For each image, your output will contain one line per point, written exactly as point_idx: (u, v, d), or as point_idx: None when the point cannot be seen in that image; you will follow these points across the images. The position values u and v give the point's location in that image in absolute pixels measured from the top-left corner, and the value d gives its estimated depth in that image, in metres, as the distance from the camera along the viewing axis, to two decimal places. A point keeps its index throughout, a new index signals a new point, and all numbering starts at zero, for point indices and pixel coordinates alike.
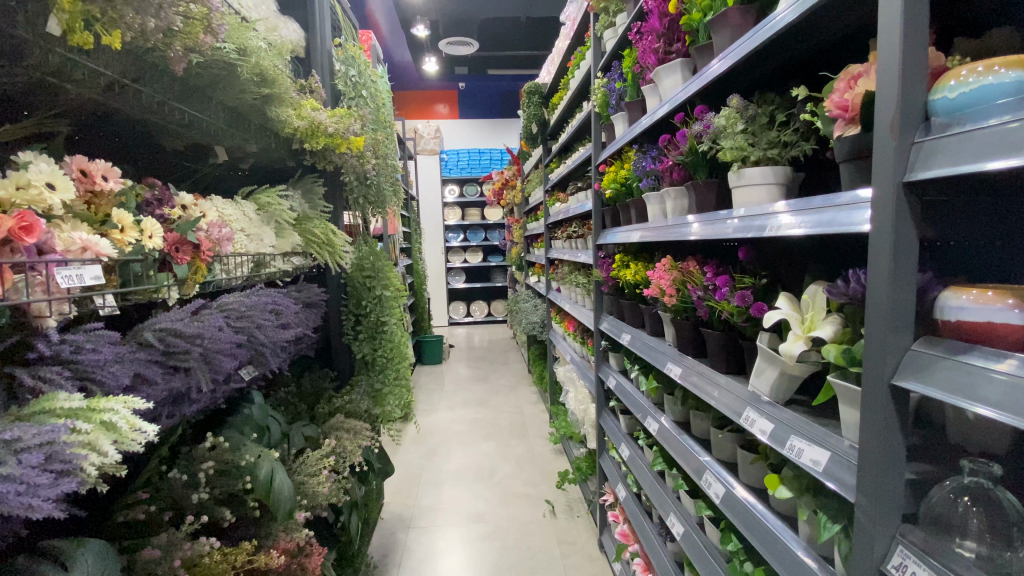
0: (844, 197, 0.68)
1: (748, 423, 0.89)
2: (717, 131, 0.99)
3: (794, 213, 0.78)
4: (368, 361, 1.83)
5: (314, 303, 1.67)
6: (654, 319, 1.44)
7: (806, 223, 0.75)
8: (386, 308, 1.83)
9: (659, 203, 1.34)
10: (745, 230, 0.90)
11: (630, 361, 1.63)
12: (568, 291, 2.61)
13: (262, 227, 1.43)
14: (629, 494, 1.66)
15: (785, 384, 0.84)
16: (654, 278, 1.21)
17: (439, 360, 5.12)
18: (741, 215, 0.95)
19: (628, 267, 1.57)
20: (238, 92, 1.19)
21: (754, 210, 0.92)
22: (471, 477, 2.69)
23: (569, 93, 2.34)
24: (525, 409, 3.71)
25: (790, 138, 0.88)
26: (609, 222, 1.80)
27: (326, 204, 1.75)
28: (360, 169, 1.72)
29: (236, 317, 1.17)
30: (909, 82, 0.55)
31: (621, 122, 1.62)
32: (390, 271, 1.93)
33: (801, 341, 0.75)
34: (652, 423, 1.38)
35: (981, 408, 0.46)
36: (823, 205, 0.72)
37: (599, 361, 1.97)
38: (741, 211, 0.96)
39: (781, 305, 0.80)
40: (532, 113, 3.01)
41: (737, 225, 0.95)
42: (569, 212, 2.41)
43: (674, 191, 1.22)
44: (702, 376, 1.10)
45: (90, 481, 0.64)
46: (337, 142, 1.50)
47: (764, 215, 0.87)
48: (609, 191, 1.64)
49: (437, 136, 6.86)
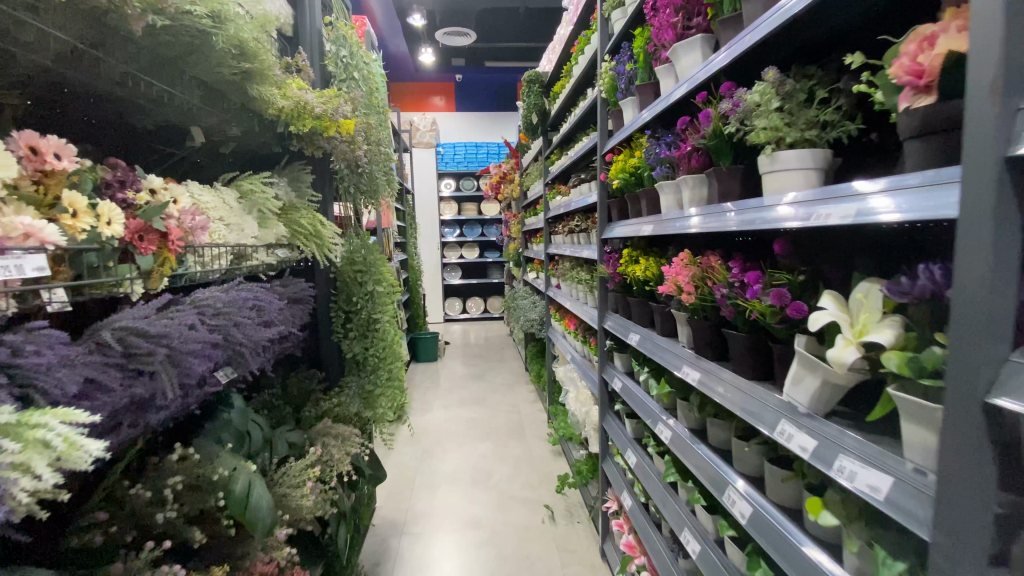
0: (852, 188, 0.68)
1: (781, 437, 0.80)
2: (746, 112, 0.89)
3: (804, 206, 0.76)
4: (359, 360, 1.72)
5: (301, 298, 1.57)
6: (666, 319, 1.35)
7: (817, 212, 0.73)
8: (378, 304, 1.72)
9: (673, 193, 1.23)
10: (743, 225, 0.91)
11: (638, 362, 1.53)
12: (569, 288, 2.51)
13: (243, 216, 1.32)
14: (635, 504, 1.56)
15: (828, 394, 0.74)
16: (669, 274, 1.11)
17: (434, 357, 5.02)
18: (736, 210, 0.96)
19: (636, 262, 1.47)
20: (214, 66, 1.07)
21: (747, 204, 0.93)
22: (466, 480, 2.60)
23: (572, 81, 2.24)
24: (522, 409, 3.61)
25: (832, 117, 0.80)
26: (614, 215, 1.70)
27: (313, 194, 1.64)
28: (351, 155, 1.60)
29: (211, 314, 1.07)
30: (1015, 35, 0.45)
31: (630, 107, 1.52)
32: (383, 265, 1.82)
33: (854, 346, 0.65)
34: (663, 430, 1.28)
35: (1005, 401, 0.45)
36: (833, 197, 0.71)
37: (604, 362, 1.86)
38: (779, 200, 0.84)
39: (827, 304, 0.70)
40: (532, 103, 2.90)
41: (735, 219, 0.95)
42: (570, 206, 2.31)
43: (691, 179, 1.11)
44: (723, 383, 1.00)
45: (20, 512, 0.54)
46: (325, 125, 1.38)
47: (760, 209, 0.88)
48: (616, 182, 1.53)
49: (432, 129, 6.74)
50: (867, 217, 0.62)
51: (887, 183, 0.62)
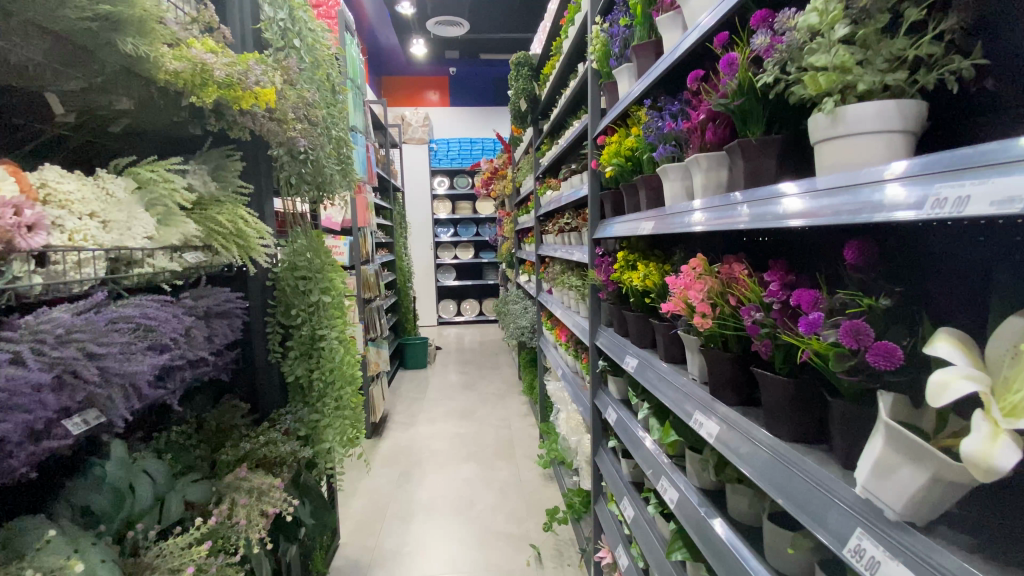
0: (855, 174, 0.53)
1: (856, 559, 0.50)
2: (793, 50, 0.60)
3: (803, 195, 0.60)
4: (302, 386, 1.43)
5: (224, 312, 1.28)
6: (670, 340, 1.06)
7: (816, 205, 0.57)
8: (325, 317, 1.43)
9: (682, 179, 0.93)
10: (750, 221, 0.69)
11: (636, 393, 1.23)
12: (560, 294, 2.21)
13: (134, 211, 1.04)
14: (630, 566, 1.26)
15: (935, 497, 0.46)
16: (677, 288, 0.81)
17: (422, 364, 4.72)
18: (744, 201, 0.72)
19: (634, 269, 1.18)
20: (52, 6, 0.79)
21: (760, 193, 0.69)
22: (444, 511, 2.30)
23: (562, 57, 1.94)
24: (513, 423, 3.31)
25: (933, 48, 0.53)
26: (607, 210, 1.40)
27: (242, 183, 1.33)
28: (286, 138, 1.31)
29: (51, 343, 0.79)
30: None
31: (626, 76, 1.22)
32: (334, 271, 1.53)
33: (1008, 434, 0.37)
34: (668, 490, 0.98)
35: None
36: (828, 186, 0.57)
37: (597, 385, 1.57)
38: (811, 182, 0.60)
39: (944, 351, 0.42)
40: (520, 88, 2.59)
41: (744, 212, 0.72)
42: (561, 201, 2.02)
43: (706, 158, 0.83)
44: (750, 441, 0.72)
45: None
46: (237, 96, 1.08)
47: (769, 199, 0.66)
48: (610, 169, 1.23)
49: (425, 124, 6.46)
50: (872, 214, 0.48)
51: (899, 166, 0.48)
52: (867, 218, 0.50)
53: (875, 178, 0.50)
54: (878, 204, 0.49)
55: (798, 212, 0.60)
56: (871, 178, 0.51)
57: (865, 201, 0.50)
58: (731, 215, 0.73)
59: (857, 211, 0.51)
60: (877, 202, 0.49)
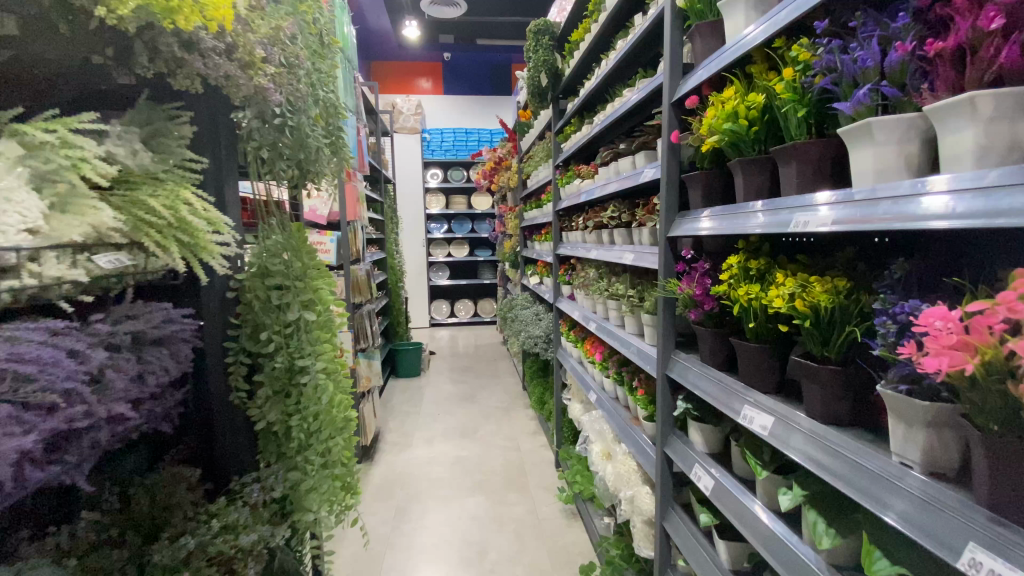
0: (900, 186, 0.56)
1: None
2: None
3: (832, 205, 0.64)
4: (277, 434, 1.05)
5: (167, 338, 0.88)
6: (838, 394, 0.70)
7: (845, 212, 0.62)
8: (307, 340, 1.04)
9: (892, 146, 0.58)
10: (772, 227, 0.74)
11: (754, 457, 0.87)
12: (593, 302, 1.86)
13: (3, 185, 0.62)
14: None
15: None
16: (960, 329, 0.46)
17: (415, 372, 4.33)
18: (765, 211, 0.78)
19: (754, 283, 0.83)
20: None
21: (784, 202, 0.74)
22: (451, 561, 1.92)
23: (606, 12, 1.56)
24: (522, 444, 2.95)
25: None
26: (693, 198, 1.04)
27: (194, 154, 0.92)
28: (253, 91, 0.91)
29: None
30: None
31: (742, 8, 0.85)
32: (322, 277, 1.14)
33: None
34: None
35: None
36: (859, 197, 0.61)
37: (667, 429, 1.20)
38: (830, 196, 0.66)
39: None
40: (540, 59, 2.21)
41: (763, 222, 0.78)
42: (601, 191, 1.66)
43: (995, 99, 0.46)
44: None
45: None
46: (169, 7, 0.68)
47: (795, 207, 0.71)
48: (712, 139, 0.87)
49: (416, 112, 6.03)
50: (910, 222, 0.52)
51: (942, 178, 0.51)
52: (903, 225, 0.54)
53: (914, 189, 0.54)
54: (914, 213, 0.52)
55: (828, 218, 0.64)
56: (907, 191, 0.55)
57: (902, 209, 0.54)
58: (753, 225, 0.79)
59: (892, 217, 0.55)
60: (909, 212, 0.53)
